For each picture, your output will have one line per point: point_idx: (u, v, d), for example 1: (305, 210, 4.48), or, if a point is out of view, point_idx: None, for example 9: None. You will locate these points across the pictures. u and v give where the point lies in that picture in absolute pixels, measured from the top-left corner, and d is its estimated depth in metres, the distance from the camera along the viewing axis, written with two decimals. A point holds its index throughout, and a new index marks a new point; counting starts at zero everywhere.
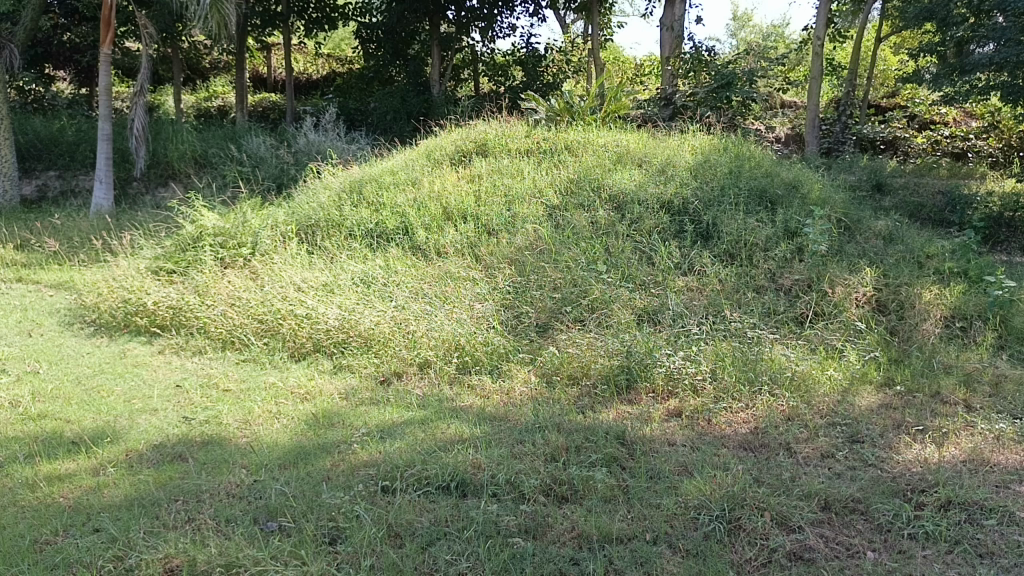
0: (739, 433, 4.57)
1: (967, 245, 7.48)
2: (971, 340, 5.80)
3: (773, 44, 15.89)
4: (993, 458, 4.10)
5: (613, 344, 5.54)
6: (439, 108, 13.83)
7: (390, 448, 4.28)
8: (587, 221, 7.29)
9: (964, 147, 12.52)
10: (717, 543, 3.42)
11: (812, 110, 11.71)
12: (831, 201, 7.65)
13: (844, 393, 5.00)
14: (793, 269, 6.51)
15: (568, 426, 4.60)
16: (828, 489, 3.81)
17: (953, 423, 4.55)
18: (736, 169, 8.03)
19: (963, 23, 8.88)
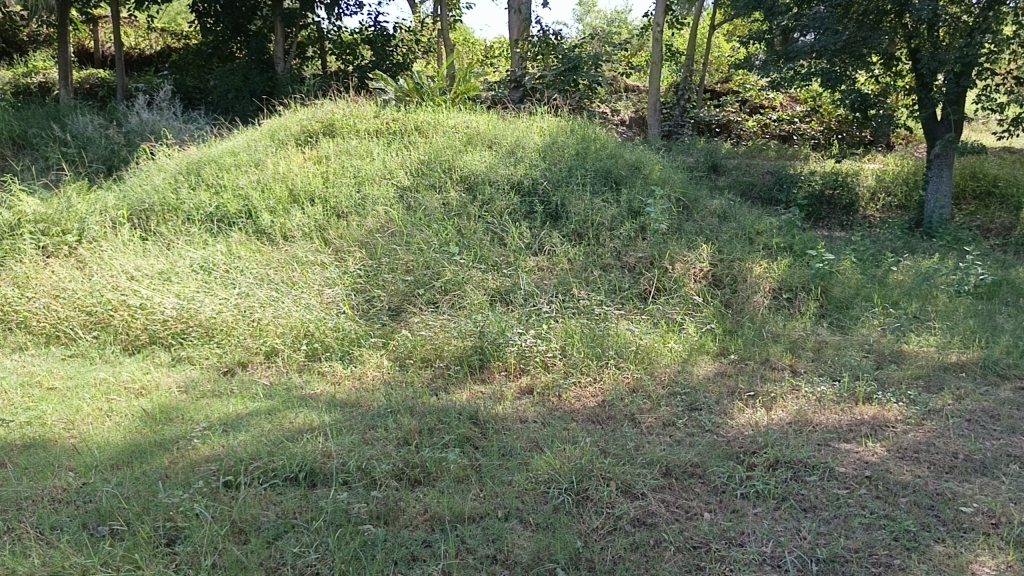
0: (587, 407, 4.69)
1: (792, 222, 8.01)
2: (796, 309, 6.22)
3: (617, 29, 16.35)
4: (816, 418, 4.42)
5: (466, 324, 5.53)
6: (284, 86, 13.33)
7: (234, 441, 4.10)
8: (438, 203, 7.24)
9: (791, 130, 13.35)
10: (566, 515, 3.50)
11: (654, 95, 12.13)
12: (670, 181, 7.98)
13: (683, 363, 5.25)
14: (637, 247, 6.75)
15: (421, 409, 4.57)
16: (668, 456, 3.99)
17: (781, 387, 4.86)
18: (582, 150, 8.22)
19: (787, 12, 9.32)
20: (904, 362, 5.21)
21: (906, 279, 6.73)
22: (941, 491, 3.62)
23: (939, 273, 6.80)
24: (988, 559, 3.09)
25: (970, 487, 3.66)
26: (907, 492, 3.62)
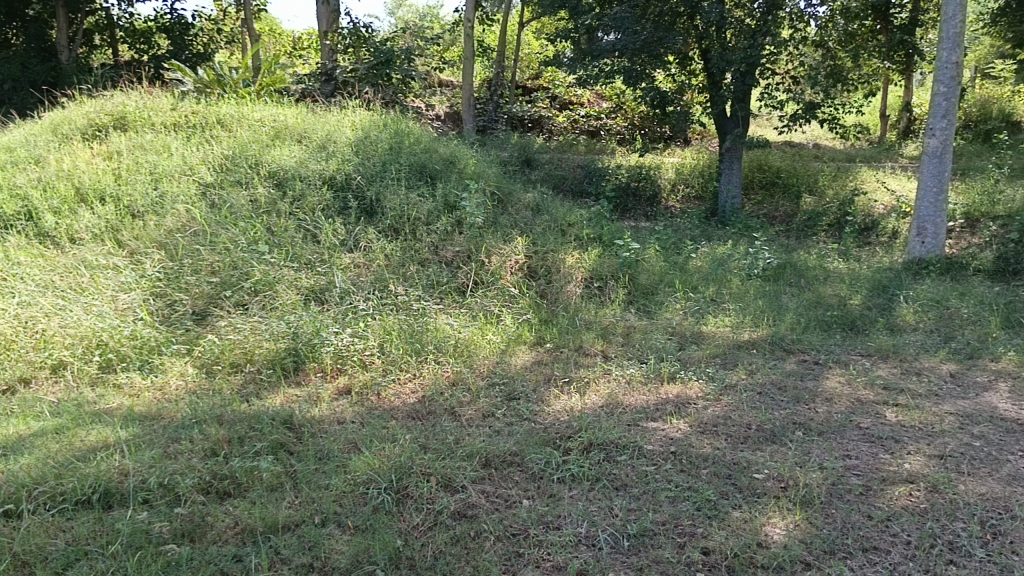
0: (406, 403, 4.63)
1: (601, 214, 8.34)
2: (607, 297, 6.48)
3: (430, 24, 16.35)
4: (626, 400, 4.62)
5: (278, 326, 5.30)
6: (68, 76, 12.20)
7: (14, 466, 3.68)
8: (246, 200, 6.88)
9: (598, 126, 13.90)
10: (386, 515, 3.44)
11: (468, 90, 12.21)
12: (484, 176, 8.08)
13: (501, 355, 5.31)
14: (454, 240, 6.76)
15: (231, 417, 4.33)
16: (487, 447, 4.02)
17: (594, 372, 5.04)
18: (396, 145, 8.13)
19: (590, 13, 9.69)
20: (703, 342, 5.55)
21: (704, 264, 7.18)
22: (737, 460, 3.88)
23: (732, 259, 7.32)
24: (779, 520, 3.34)
25: (763, 454, 3.94)
26: (707, 464, 3.85)
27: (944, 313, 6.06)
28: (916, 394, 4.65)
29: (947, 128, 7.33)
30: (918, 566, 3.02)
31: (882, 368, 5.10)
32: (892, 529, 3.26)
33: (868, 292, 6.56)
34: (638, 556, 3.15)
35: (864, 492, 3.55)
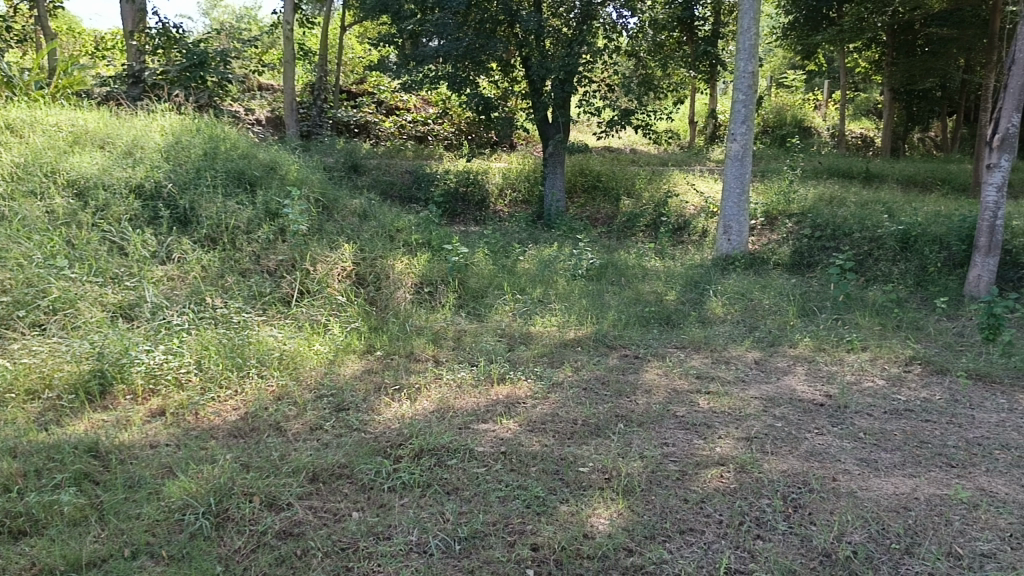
0: (228, 421, 4.40)
1: (429, 220, 8.33)
2: (437, 302, 6.47)
3: (247, 26, 15.73)
4: (457, 404, 4.62)
5: (81, 347, 4.89)
6: None
7: None
8: (41, 211, 6.31)
9: (425, 131, 13.98)
10: (205, 541, 3.24)
11: (290, 94, 11.84)
12: (307, 182, 7.88)
13: (329, 365, 5.17)
14: (277, 249, 6.51)
15: (25, 449, 3.93)
16: (315, 461, 3.89)
17: (424, 378, 5.01)
18: (211, 150, 7.76)
19: (412, 17, 9.46)
20: (531, 342, 5.66)
21: (531, 266, 7.34)
22: (565, 455, 3.98)
23: (557, 260, 7.52)
24: (603, 510, 3.45)
25: (588, 448, 4.06)
26: (536, 461, 3.92)
27: (749, 304, 6.51)
28: (725, 381, 4.97)
29: (747, 133, 7.89)
30: (729, 543, 3.20)
31: (696, 358, 5.41)
32: (706, 510, 3.44)
33: (682, 288, 6.94)
34: (469, 558, 3.15)
35: (681, 477, 3.73)
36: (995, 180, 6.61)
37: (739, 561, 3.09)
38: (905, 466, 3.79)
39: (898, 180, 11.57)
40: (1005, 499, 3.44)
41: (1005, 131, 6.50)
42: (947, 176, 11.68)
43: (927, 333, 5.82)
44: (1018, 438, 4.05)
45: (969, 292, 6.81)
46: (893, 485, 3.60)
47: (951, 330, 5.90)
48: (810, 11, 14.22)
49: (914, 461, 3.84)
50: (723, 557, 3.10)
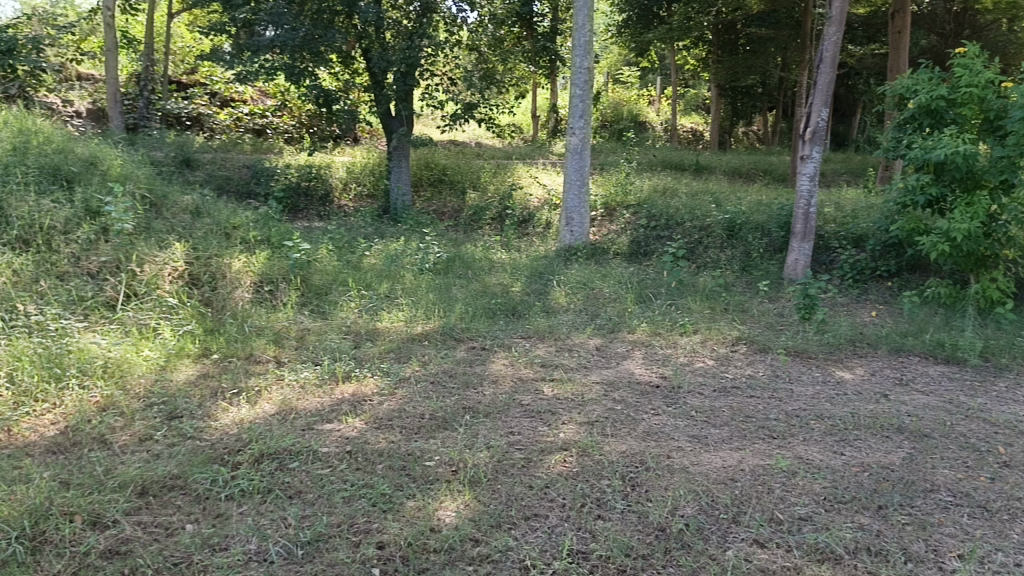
0: (44, 437, 4.05)
1: (267, 216, 8.04)
2: (278, 301, 6.25)
3: (61, 9, 14.59)
4: (299, 405, 4.48)
5: None
6: None
7: None
8: None
9: (263, 124, 13.61)
10: (18, 568, 2.98)
11: (113, 84, 11.08)
12: (133, 178, 7.43)
13: (161, 371, 4.87)
14: (99, 250, 6.07)
15: None
16: (144, 473, 3.66)
17: (265, 380, 4.82)
18: (20, 145, 7.16)
19: (245, 5, 9.09)
20: (377, 339, 5.58)
21: (378, 261, 7.24)
22: (411, 450, 3.95)
23: (403, 254, 7.46)
24: (449, 503, 3.45)
25: (434, 442, 4.05)
26: (382, 459, 3.87)
27: (591, 293, 6.71)
28: (569, 368, 5.10)
29: (585, 127, 8.11)
30: (571, 525, 3.28)
31: (540, 347, 5.51)
32: (550, 495, 3.51)
33: (527, 279, 7.07)
34: (312, 563, 3.06)
35: (525, 464, 3.79)
36: (808, 171, 7.14)
37: (581, 541, 3.17)
38: (732, 440, 4.02)
39: (725, 171, 12.30)
40: (820, 464, 3.72)
41: (815, 125, 7.04)
42: (768, 168, 12.52)
43: (752, 314, 6.21)
44: (830, 408, 4.39)
45: (788, 274, 7.33)
46: (722, 459, 3.82)
47: (773, 311, 6.33)
48: (642, 10, 14.77)
49: (741, 435, 4.09)
50: (565, 539, 3.18)
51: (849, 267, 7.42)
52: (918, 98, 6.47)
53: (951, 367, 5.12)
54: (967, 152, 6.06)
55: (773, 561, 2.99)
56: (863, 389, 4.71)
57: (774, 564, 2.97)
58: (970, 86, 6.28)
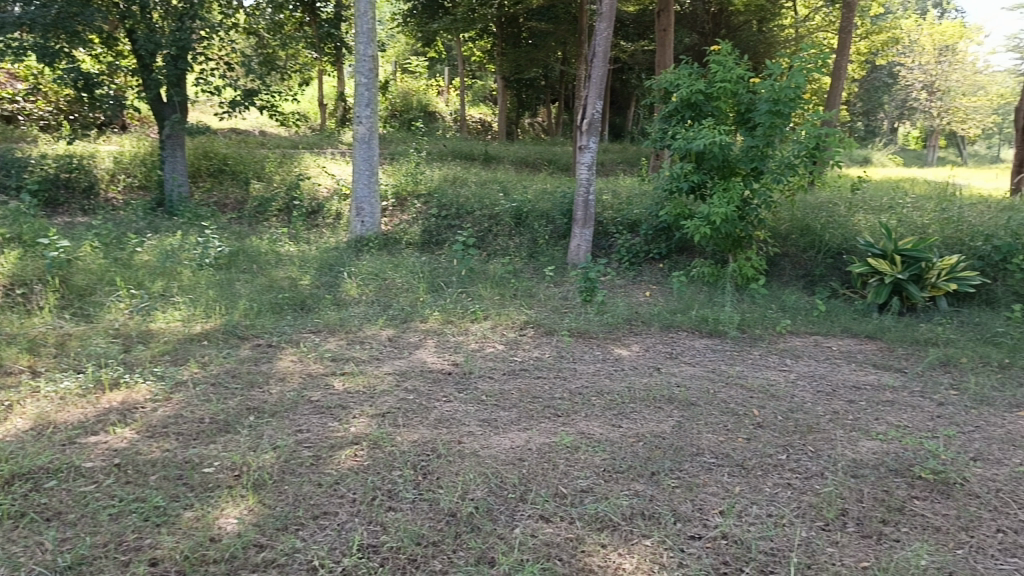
0: None
1: (19, 212, 7.24)
2: (33, 305, 5.64)
3: None
4: (59, 418, 4.07)
5: None
6: None
7: None
8: None
9: (14, 110, 12.43)
10: None
11: None
12: None
13: None
14: None
15: None
16: None
17: (17, 394, 4.33)
18: None
19: None
20: (150, 341, 5.19)
21: (151, 258, 6.75)
22: (188, 458, 3.71)
23: (181, 249, 7.00)
24: (232, 510, 3.28)
25: (214, 447, 3.83)
26: (156, 469, 3.60)
27: (382, 284, 6.64)
28: (359, 360, 5.01)
29: (372, 116, 8.05)
30: (361, 519, 3.23)
31: (330, 341, 5.38)
32: (339, 491, 3.43)
33: (316, 272, 6.88)
34: None
35: (314, 462, 3.68)
36: (586, 160, 7.49)
37: (371, 535, 3.13)
38: (520, 422, 4.14)
39: (512, 161, 12.63)
40: (600, 438, 3.92)
41: (592, 116, 7.40)
42: (552, 157, 13.01)
43: (538, 298, 6.43)
44: (610, 384, 4.64)
45: (572, 260, 7.66)
46: (510, 440, 3.92)
47: (558, 295, 6.59)
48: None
49: (527, 416, 4.21)
50: (355, 535, 3.11)
51: (626, 250, 7.88)
52: (679, 91, 6.97)
53: (714, 339, 5.58)
54: (723, 142, 6.62)
55: (557, 534, 3.11)
56: (638, 364, 5.02)
57: (559, 537, 3.09)
58: (724, 81, 6.86)
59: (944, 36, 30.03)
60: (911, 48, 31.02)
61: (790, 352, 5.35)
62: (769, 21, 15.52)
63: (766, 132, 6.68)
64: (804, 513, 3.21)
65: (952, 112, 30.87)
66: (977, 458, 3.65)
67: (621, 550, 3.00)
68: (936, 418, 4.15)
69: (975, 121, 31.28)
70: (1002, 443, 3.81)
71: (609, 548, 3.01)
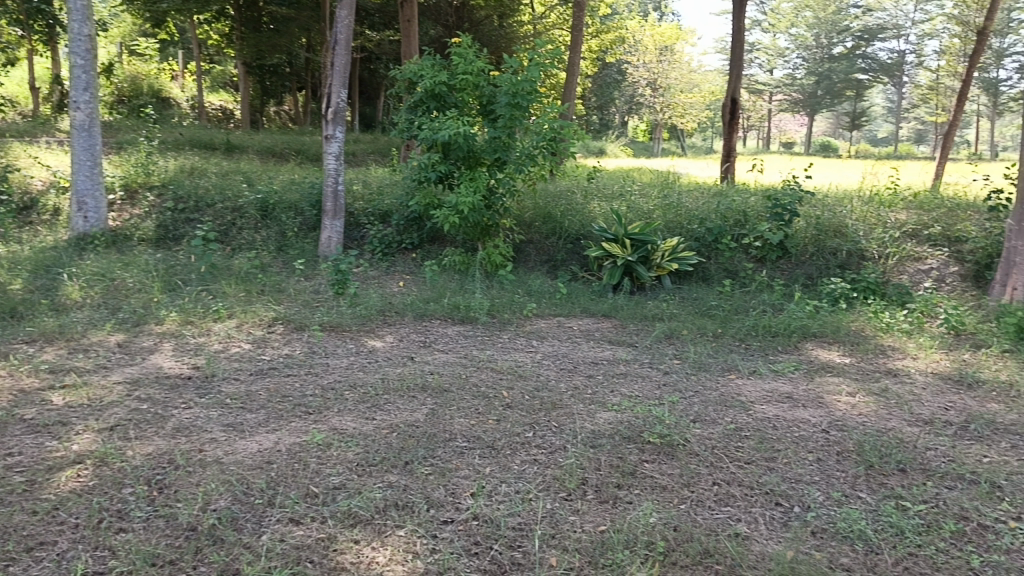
0: None
1: None
2: None
3: None
4: None
5: None
6: None
7: None
8: None
9: None
10: None
11: None
12: None
13: None
14: None
15: None
16: None
17: None
18: None
19: None
20: None
21: None
22: None
23: None
24: None
25: None
26: None
27: (110, 285, 6.07)
28: (83, 371, 4.54)
29: (91, 101, 7.37)
30: (85, 546, 2.92)
31: (48, 351, 4.82)
32: (59, 517, 3.08)
33: (30, 275, 6.14)
34: None
35: (27, 488, 3.28)
36: (333, 150, 7.46)
37: (97, 562, 2.84)
38: (268, 423, 3.96)
39: (257, 151, 12.10)
40: (352, 433, 3.85)
41: (336, 105, 7.37)
42: (300, 147, 12.62)
43: (288, 293, 6.21)
44: (362, 376, 4.59)
45: (322, 252, 7.51)
46: (257, 443, 3.74)
47: (308, 289, 6.41)
48: None
49: (276, 416, 4.05)
50: (78, 563, 2.81)
51: (378, 241, 7.84)
52: (423, 82, 7.03)
53: (465, 326, 5.71)
54: (466, 133, 6.78)
55: (308, 536, 3.00)
56: (391, 354, 5.01)
57: (309, 538, 2.99)
58: (466, 73, 7.04)
59: (662, 37, 32.92)
60: (636, 48, 33.82)
61: (536, 333, 5.61)
62: (509, 16, 16.11)
63: (507, 124, 6.94)
64: (549, 487, 3.36)
65: (672, 107, 34.15)
66: (697, 419, 4.04)
67: (374, 543, 2.96)
68: (662, 386, 4.55)
69: (691, 115, 34.85)
70: (716, 404, 4.25)
71: (362, 544, 2.96)
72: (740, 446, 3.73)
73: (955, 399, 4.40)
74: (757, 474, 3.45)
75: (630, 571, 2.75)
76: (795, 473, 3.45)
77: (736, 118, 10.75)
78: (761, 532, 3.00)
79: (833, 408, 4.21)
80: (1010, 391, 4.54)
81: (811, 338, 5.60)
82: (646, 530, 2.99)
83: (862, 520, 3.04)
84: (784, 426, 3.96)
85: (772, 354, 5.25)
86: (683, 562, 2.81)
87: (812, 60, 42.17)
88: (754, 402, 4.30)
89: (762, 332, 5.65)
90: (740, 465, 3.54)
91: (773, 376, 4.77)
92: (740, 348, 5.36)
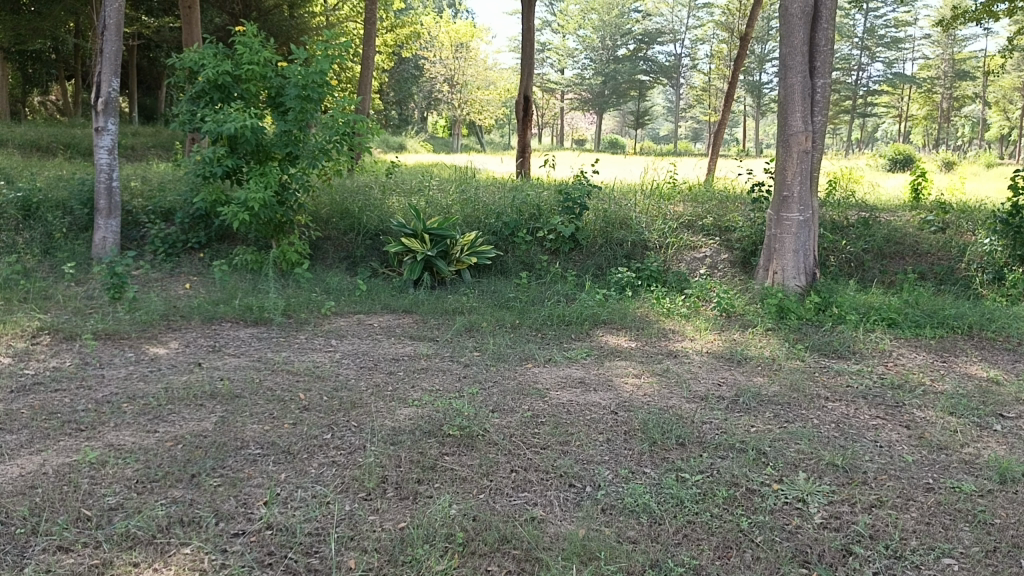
0: None
1: None
2: None
3: None
4: None
5: None
6: None
7: None
8: None
9: None
10: None
11: None
12: None
13: None
14: None
15: None
16: None
17: None
18: None
19: None
20: None
21: None
22: None
23: None
24: None
25: None
26: None
27: None
28: None
29: None
30: None
31: None
32: None
33: None
34: None
35: None
36: (106, 143, 6.96)
37: None
38: (31, 444, 3.58)
39: (18, 145, 10.96)
40: (131, 448, 3.55)
41: (107, 95, 6.92)
42: (70, 141, 11.59)
43: (55, 300, 5.66)
44: (143, 387, 4.26)
45: (96, 253, 6.94)
46: (18, 466, 3.36)
47: (80, 295, 5.89)
48: None
49: (42, 435, 3.66)
50: None
51: (161, 241, 7.33)
52: (204, 72, 6.65)
53: (258, 328, 5.47)
54: (254, 125, 6.51)
55: (79, 564, 2.71)
56: (176, 362, 4.69)
57: (80, 566, 2.70)
58: (251, 63, 6.75)
59: (457, 35, 33.34)
60: (432, 44, 34.02)
61: (334, 332, 5.48)
62: (298, 7, 15.78)
63: (297, 117, 6.73)
64: (347, 489, 3.27)
65: (468, 103, 34.70)
66: (495, 409, 4.11)
67: (156, 565, 2.72)
68: (462, 378, 4.59)
69: (488, 111, 35.86)
70: (513, 393, 4.34)
71: (143, 566, 2.71)
72: (536, 432, 3.83)
73: (726, 375, 4.79)
74: (552, 458, 3.57)
75: (429, 565, 2.72)
76: (587, 455, 3.59)
77: (529, 115, 11.07)
78: (556, 515, 3.10)
79: (620, 391, 4.44)
80: (772, 365, 5.00)
81: (601, 325, 5.87)
82: (446, 522, 2.99)
83: (646, 494, 3.22)
84: (577, 410, 4.12)
85: (565, 342, 5.45)
86: (481, 550, 2.84)
87: (598, 61, 44.80)
88: (549, 389, 4.44)
89: (556, 322, 5.87)
90: (536, 451, 3.64)
91: (567, 363, 4.96)
92: (536, 338, 5.52)
